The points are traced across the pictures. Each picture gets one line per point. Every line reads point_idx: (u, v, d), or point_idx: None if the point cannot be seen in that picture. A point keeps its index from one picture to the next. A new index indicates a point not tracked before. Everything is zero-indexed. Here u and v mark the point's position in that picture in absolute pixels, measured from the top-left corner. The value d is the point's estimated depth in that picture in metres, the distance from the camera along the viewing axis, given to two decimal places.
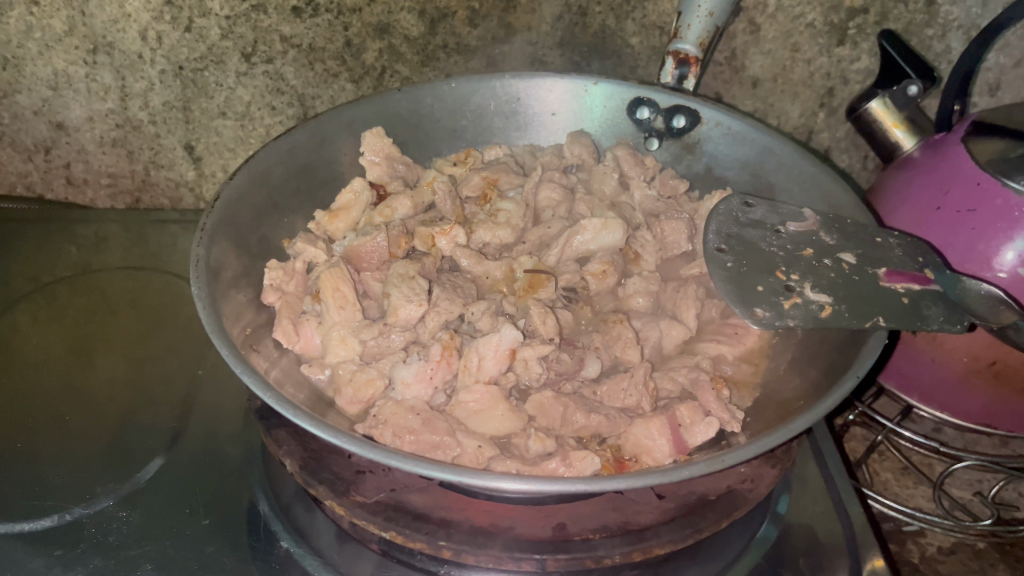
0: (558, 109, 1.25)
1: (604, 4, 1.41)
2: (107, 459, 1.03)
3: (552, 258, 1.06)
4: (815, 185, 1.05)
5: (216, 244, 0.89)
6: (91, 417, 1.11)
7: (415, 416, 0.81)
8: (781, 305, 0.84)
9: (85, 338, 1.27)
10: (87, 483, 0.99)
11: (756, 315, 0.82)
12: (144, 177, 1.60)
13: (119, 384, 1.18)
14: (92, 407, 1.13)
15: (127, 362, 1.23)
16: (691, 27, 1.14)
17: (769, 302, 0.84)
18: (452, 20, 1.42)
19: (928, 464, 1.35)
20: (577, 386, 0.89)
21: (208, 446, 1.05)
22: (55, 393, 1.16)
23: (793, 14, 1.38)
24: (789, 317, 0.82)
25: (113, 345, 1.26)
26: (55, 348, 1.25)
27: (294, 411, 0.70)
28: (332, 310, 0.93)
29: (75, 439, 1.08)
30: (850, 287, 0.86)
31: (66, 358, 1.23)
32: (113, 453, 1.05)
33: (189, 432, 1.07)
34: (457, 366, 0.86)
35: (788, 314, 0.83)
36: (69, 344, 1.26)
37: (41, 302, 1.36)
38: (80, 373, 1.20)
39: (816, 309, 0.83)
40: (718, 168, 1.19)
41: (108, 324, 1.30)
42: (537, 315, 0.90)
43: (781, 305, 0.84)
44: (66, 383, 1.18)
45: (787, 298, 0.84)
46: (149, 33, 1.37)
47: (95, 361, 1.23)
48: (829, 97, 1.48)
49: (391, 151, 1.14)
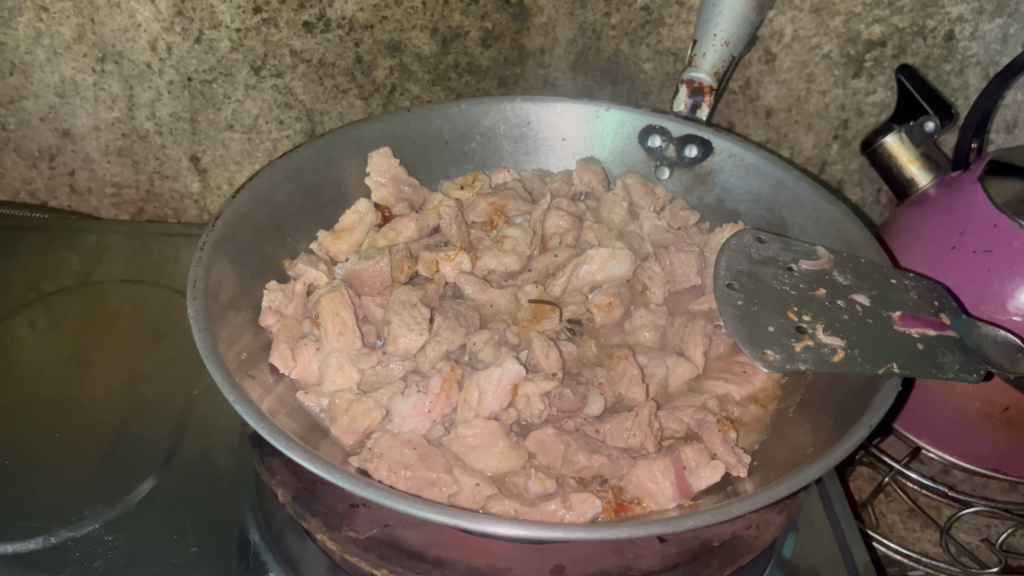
0: (568, 134, 1.23)
1: (618, 28, 1.39)
2: (99, 476, 1.01)
3: (558, 288, 1.03)
4: (829, 221, 1.03)
5: (213, 265, 0.88)
6: (83, 432, 1.09)
7: (411, 450, 0.78)
8: (791, 347, 0.81)
9: (85, 348, 1.26)
10: (75, 503, 0.97)
11: (767, 357, 0.80)
12: (148, 187, 1.59)
13: (116, 396, 1.16)
14: (84, 422, 1.10)
15: (125, 374, 1.21)
16: (707, 56, 1.12)
17: (780, 344, 0.82)
18: (464, 40, 1.40)
19: (935, 507, 1.33)
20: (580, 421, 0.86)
21: (202, 465, 1.03)
22: (50, 403, 1.14)
23: (810, 45, 1.37)
24: (800, 360, 0.80)
25: (109, 358, 1.24)
26: (54, 357, 1.24)
27: (288, 444, 0.70)
28: (330, 336, 0.90)
29: (66, 454, 1.05)
30: (863, 330, 0.84)
31: (61, 370, 1.21)
32: (105, 469, 1.02)
33: (182, 450, 1.05)
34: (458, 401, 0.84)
35: (799, 356, 0.80)
36: (68, 354, 1.24)
37: (41, 312, 1.34)
38: (75, 385, 1.18)
39: (828, 353, 0.81)
40: (729, 201, 1.16)
41: (108, 334, 1.29)
42: (540, 348, 0.87)
43: (792, 347, 0.81)
44: (63, 393, 1.16)
45: (798, 340, 0.82)
46: (158, 43, 1.36)
47: (93, 372, 1.21)
48: (843, 129, 1.46)
49: (397, 172, 1.12)
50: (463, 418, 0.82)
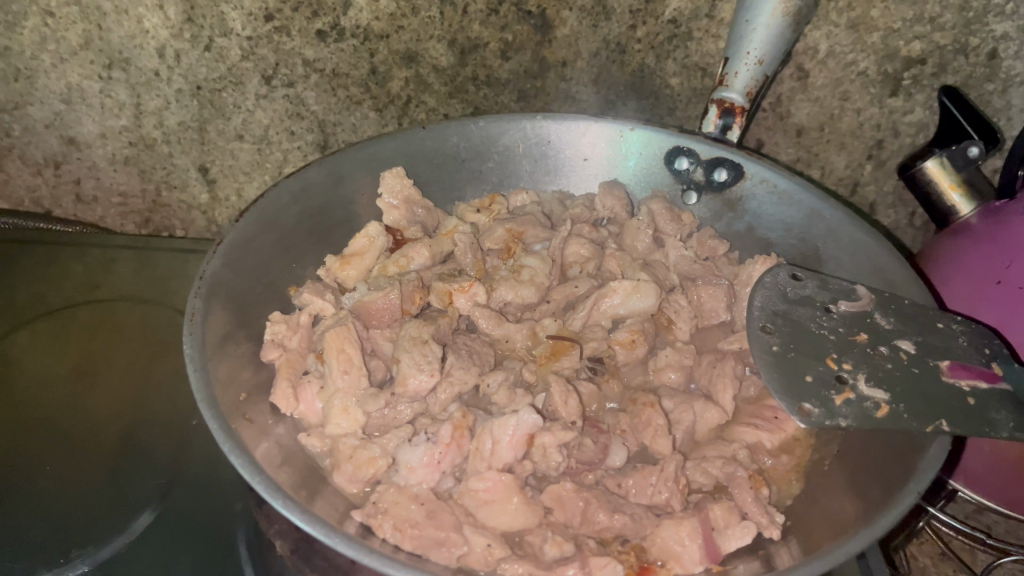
0: (591, 154, 1.17)
1: (644, 42, 1.31)
2: (95, 507, 0.99)
3: (578, 324, 0.96)
4: (869, 257, 0.97)
5: (212, 297, 0.83)
6: (81, 462, 1.06)
7: (418, 506, 0.73)
8: (831, 401, 0.76)
9: (91, 356, 1.23)
10: (68, 541, 0.95)
11: (804, 411, 0.74)
12: (154, 197, 1.54)
13: (123, 408, 1.14)
14: (81, 451, 1.07)
15: (133, 385, 1.19)
16: (738, 74, 1.04)
17: (818, 397, 0.76)
18: (483, 52, 1.34)
19: (970, 552, 1.26)
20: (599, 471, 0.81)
21: (200, 504, 0.99)
22: (58, 416, 1.12)
23: (845, 61, 1.31)
24: (839, 417, 0.74)
25: (109, 383, 1.19)
26: (61, 367, 1.21)
27: (285, 501, 0.66)
28: (335, 375, 0.85)
29: (67, 475, 1.04)
30: (908, 383, 0.77)
31: (67, 380, 1.19)
32: (103, 498, 1.00)
33: (181, 483, 1.01)
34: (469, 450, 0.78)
35: (839, 412, 0.75)
36: (73, 364, 1.22)
37: (48, 326, 1.29)
38: (74, 409, 1.14)
39: (871, 408, 0.75)
40: (760, 229, 1.10)
41: (115, 343, 1.26)
42: (558, 394, 0.82)
43: (831, 400, 0.76)
44: (71, 404, 1.15)
45: (838, 393, 0.77)
46: (167, 50, 1.32)
47: (100, 383, 1.19)
48: (877, 149, 1.40)
49: (411, 194, 1.07)
50: (473, 469, 0.76)
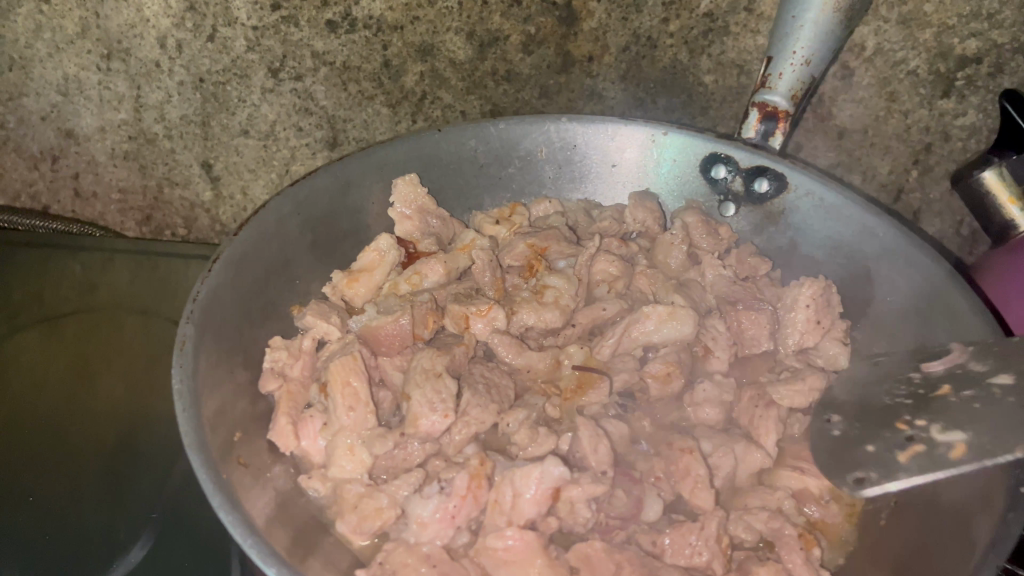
0: (621, 160, 1.09)
1: (677, 36, 1.22)
2: (87, 524, 0.94)
3: (607, 351, 0.94)
4: (928, 280, 0.87)
5: (207, 325, 0.77)
6: (73, 469, 1.00)
7: (429, 568, 0.72)
8: (895, 461, 0.72)
9: (90, 357, 1.16)
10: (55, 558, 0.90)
11: (859, 480, 0.73)
12: (156, 194, 1.45)
13: (122, 409, 1.09)
14: (77, 456, 1.01)
15: (131, 389, 1.12)
16: (783, 76, 0.95)
17: (880, 460, 0.73)
18: (504, 45, 1.24)
19: None
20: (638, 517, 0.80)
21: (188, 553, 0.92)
22: (56, 418, 1.06)
23: (894, 59, 1.20)
24: (901, 474, 0.70)
25: (110, 383, 1.12)
26: (58, 366, 1.14)
27: (279, 569, 0.59)
28: (340, 411, 0.83)
29: (58, 482, 0.98)
30: (994, 416, 0.68)
31: (63, 381, 1.11)
32: (97, 514, 0.95)
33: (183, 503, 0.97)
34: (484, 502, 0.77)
35: (900, 468, 0.71)
36: (70, 363, 1.14)
37: (45, 332, 1.18)
38: (72, 408, 1.08)
39: (940, 452, 0.68)
40: (805, 245, 1.01)
41: (113, 344, 1.19)
42: (588, 440, 0.81)
43: (896, 459, 0.72)
44: (69, 406, 1.08)
45: (905, 451, 0.71)
46: (168, 40, 1.24)
47: (98, 386, 1.11)
48: (925, 154, 1.28)
49: (425, 204, 1.00)
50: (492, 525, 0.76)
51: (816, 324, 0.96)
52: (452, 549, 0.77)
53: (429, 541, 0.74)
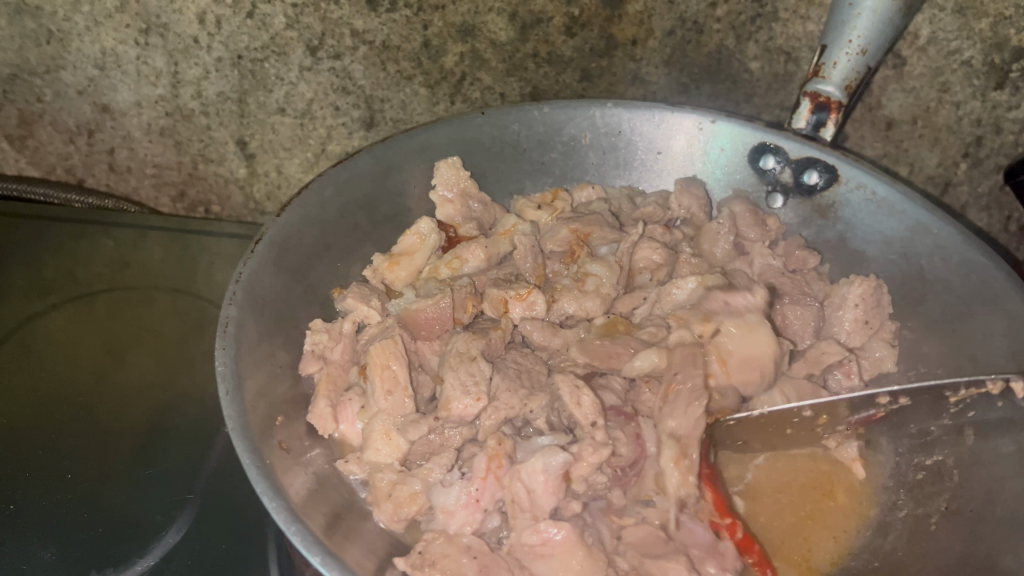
0: (666, 148, 1.07)
1: (724, 22, 1.19)
2: (119, 504, 0.93)
3: (639, 317, 0.99)
4: (982, 280, 0.84)
5: (250, 307, 0.77)
6: (109, 446, 0.99)
7: (470, 560, 0.74)
8: None
9: (123, 335, 1.15)
10: (87, 535, 0.89)
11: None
12: (191, 170, 1.44)
13: (155, 386, 1.09)
14: (113, 433, 1.01)
15: (166, 365, 1.12)
16: (838, 65, 0.89)
17: None
18: (547, 27, 1.21)
19: None
20: (643, 454, 0.86)
21: (226, 540, 0.90)
22: (92, 397, 1.05)
23: (947, 49, 1.14)
24: None
25: (143, 358, 1.12)
26: (90, 343, 1.13)
27: (322, 556, 0.59)
28: (379, 396, 0.84)
29: (94, 458, 0.97)
30: None
31: (95, 358, 1.11)
32: (130, 494, 0.94)
33: (218, 483, 0.96)
34: (504, 485, 0.78)
35: None
36: (104, 340, 1.14)
37: (78, 310, 1.18)
38: (108, 386, 1.07)
39: None
40: (853, 239, 0.99)
41: (147, 319, 1.19)
42: (569, 396, 0.83)
43: None
44: (103, 385, 1.07)
45: None
46: (207, 16, 1.21)
47: (132, 362, 1.11)
48: (975, 147, 1.22)
49: (467, 187, 0.99)
50: (518, 523, 0.77)
51: (864, 324, 0.95)
52: (481, 532, 0.79)
53: (462, 530, 0.76)
